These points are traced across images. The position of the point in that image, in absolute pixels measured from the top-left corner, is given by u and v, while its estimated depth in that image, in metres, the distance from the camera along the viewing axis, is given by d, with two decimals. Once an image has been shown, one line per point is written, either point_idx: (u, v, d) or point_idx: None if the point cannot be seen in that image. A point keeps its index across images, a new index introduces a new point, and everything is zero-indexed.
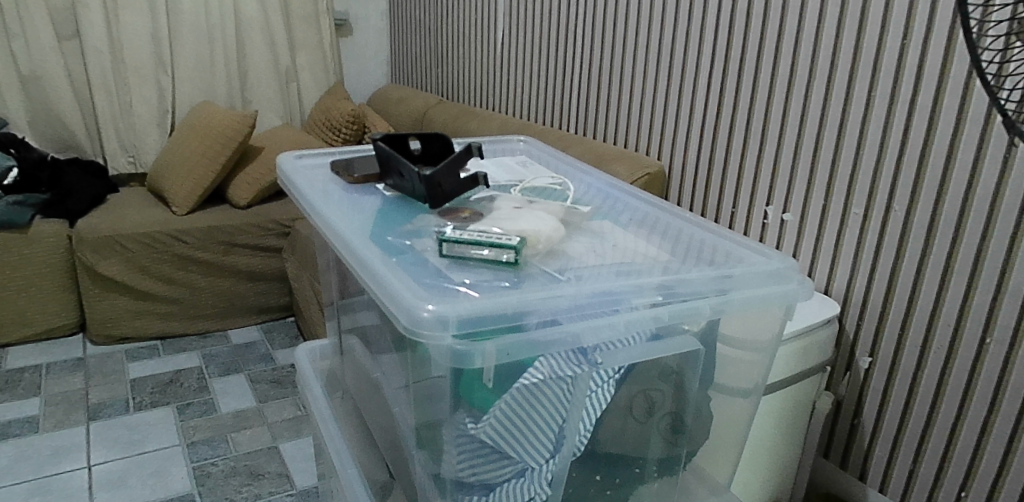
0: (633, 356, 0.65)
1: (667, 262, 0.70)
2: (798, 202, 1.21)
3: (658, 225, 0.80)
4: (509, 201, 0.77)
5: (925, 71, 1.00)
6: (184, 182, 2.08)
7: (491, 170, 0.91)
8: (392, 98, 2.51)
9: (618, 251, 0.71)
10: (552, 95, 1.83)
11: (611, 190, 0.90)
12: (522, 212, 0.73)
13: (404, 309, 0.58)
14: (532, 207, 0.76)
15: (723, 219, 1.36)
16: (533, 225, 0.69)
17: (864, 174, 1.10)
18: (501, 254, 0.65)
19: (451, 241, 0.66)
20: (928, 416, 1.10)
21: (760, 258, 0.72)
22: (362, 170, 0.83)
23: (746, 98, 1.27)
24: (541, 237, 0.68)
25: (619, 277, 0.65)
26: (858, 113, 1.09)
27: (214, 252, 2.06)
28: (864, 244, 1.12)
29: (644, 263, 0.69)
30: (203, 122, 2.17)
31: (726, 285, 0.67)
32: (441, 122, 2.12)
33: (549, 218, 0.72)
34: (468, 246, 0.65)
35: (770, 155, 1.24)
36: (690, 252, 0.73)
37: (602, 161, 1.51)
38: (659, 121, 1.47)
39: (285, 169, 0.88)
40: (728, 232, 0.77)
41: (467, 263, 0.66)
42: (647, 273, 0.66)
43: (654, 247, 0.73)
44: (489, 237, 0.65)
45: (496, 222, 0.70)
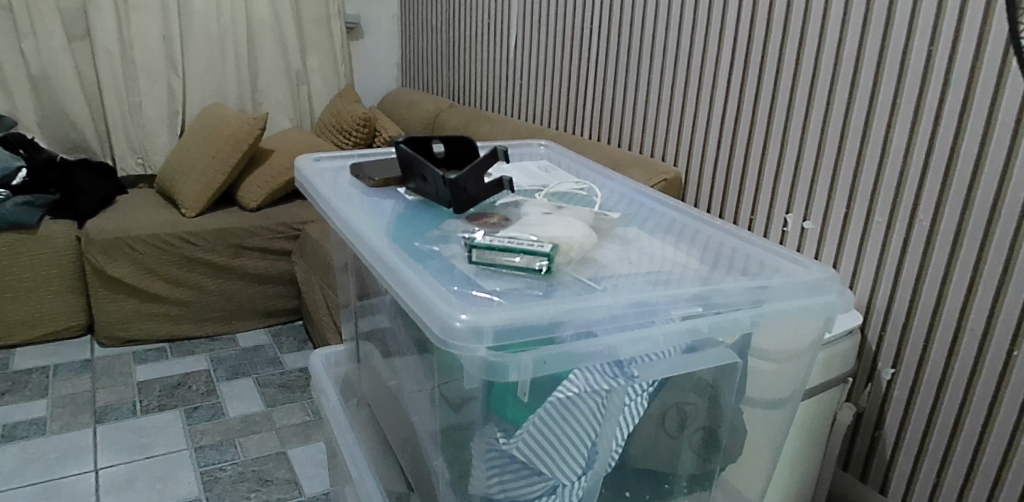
0: (668, 369, 0.63)
1: (700, 271, 0.68)
2: (819, 210, 1.18)
3: (688, 233, 0.78)
4: (536, 206, 0.76)
5: (954, 76, 0.98)
6: (194, 184, 2.08)
7: (513, 175, 0.90)
8: (403, 102, 2.50)
9: (649, 259, 0.70)
10: (566, 101, 1.81)
11: (637, 195, 0.88)
12: (552, 218, 0.71)
13: (437, 319, 0.57)
14: (561, 213, 0.74)
15: (742, 225, 1.34)
16: (564, 232, 0.67)
17: (888, 182, 1.07)
18: (534, 263, 0.63)
19: (485, 248, 0.64)
20: (953, 429, 1.07)
21: (796, 269, 0.69)
22: (383, 174, 0.81)
23: (767, 104, 1.25)
24: (573, 245, 0.66)
25: (655, 287, 0.63)
26: (884, 118, 1.07)
27: (223, 255, 2.05)
28: (887, 253, 1.10)
29: (679, 272, 0.67)
30: (215, 124, 2.15)
31: (763, 296, 0.65)
32: (453, 126, 2.11)
33: (579, 224, 0.70)
34: (501, 254, 0.63)
35: (791, 160, 1.22)
36: (722, 261, 0.71)
37: (619, 166, 1.49)
38: (675, 126, 1.46)
39: (305, 171, 0.86)
40: (761, 241, 0.75)
41: (499, 270, 0.64)
42: (682, 283, 0.65)
43: (686, 255, 0.71)
44: (520, 244, 0.64)
45: (525, 229, 0.68)
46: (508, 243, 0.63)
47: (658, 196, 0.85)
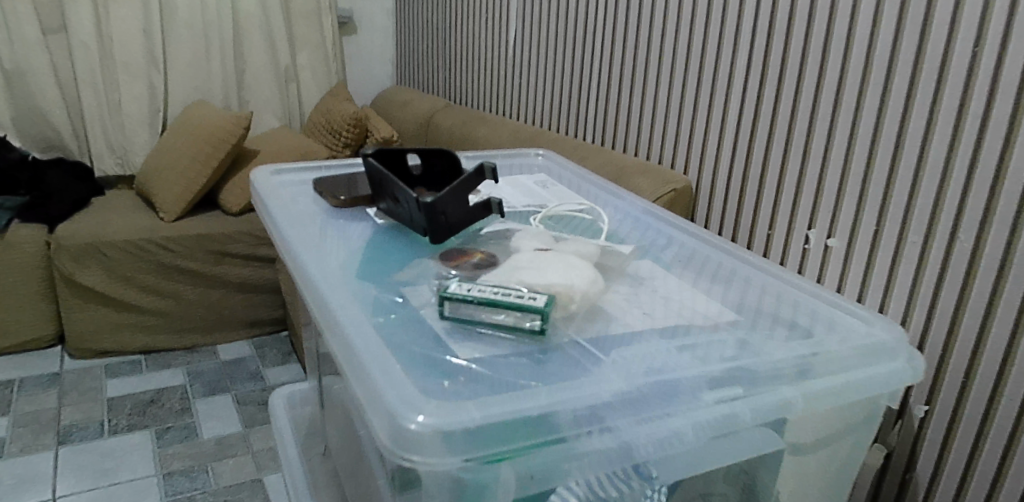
0: (690, 462, 0.53)
1: (730, 334, 0.57)
2: (845, 227, 1.06)
3: (711, 276, 0.68)
4: (530, 240, 0.65)
5: (1003, 81, 0.85)
6: (173, 187, 1.95)
7: (507, 194, 0.81)
8: (396, 101, 2.38)
9: (662, 315, 0.59)
10: (568, 102, 1.69)
11: (645, 217, 0.78)
12: (547, 256, 0.60)
13: (387, 417, 0.45)
14: (560, 250, 0.63)
15: (758, 241, 1.22)
16: (561, 276, 0.56)
17: (925, 199, 0.95)
18: (523, 322, 0.53)
19: (467, 301, 0.53)
20: (994, 480, 0.94)
21: (852, 322, 0.60)
22: (349, 191, 0.72)
23: (788, 109, 1.13)
24: (572, 294, 0.56)
25: (679, 360, 0.53)
26: (920, 127, 0.94)
27: (203, 263, 1.92)
28: (922, 279, 0.97)
29: (701, 336, 0.57)
30: (197, 123, 2.03)
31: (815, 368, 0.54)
32: (448, 127, 1.98)
33: (578, 262, 0.60)
34: (487, 309, 0.53)
35: (814, 171, 1.09)
36: (759, 314, 0.62)
37: (623, 174, 1.37)
38: (685, 131, 1.33)
39: (259, 184, 0.75)
40: (804, 287, 0.65)
41: (480, 328, 0.54)
42: (713, 354, 0.54)
43: (715, 305, 0.62)
44: (508, 296, 0.53)
45: (513, 273, 0.57)
46: (495, 294, 0.53)
47: (677, 223, 0.76)
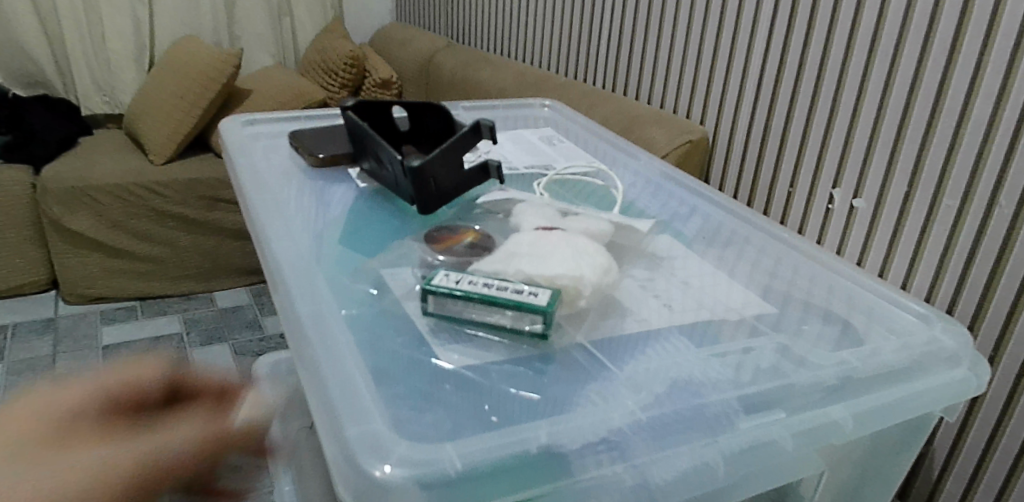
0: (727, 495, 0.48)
1: (768, 339, 0.53)
2: (873, 186, 0.98)
3: (733, 259, 0.65)
4: (535, 217, 0.61)
5: None
6: (163, 128, 1.86)
7: (508, 151, 0.79)
8: (395, 39, 2.26)
9: (686, 315, 0.55)
10: (576, 44, 1.58)
11: (665, 183, 0.76)
12: (553, 236, 0.56)
13: (352, 462, 0.39)
14: (565, 226, 0.59)
15: (777, 197, 1.14)
16: (570, 264, 0.52)
17: (964, 158, 0.87)
18: (523, 324, 0.49)
19: (458, 297, 0.50)
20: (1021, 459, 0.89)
21: (907, 322, 0.56)
22: (328, 150, 0.72)
23: (817, 56, 1.03)
24: (581, 289, 0.51)
25: (716, 376, 0.48)
26: (965, 79, 0.85)
27: (196, 208, 1.86)
28: (955, 245, 0.90)
29: (747, 342, 0.53)
30: (185, 60, 1.93)
31: (863, 381, 0.49)
32: (450, 70, 1.88)
33: (589, 245, 0.55)
34: (483, 308, 0.49)
35: (841, 126, 1.01)
36: (793, 306, 0.58)
37: (636, 124, 1.28)
38: (703, 78, 1.24)
39: (230, 136, 0.77)
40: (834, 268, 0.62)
41: (466, 328, 0.51)
42: (752, 368, 0.49)
43: (746, 292, 0.59)
44: (507, 293, 0.49)
45: (514, 260, 0.53)
46: (492, 289, 0.49)
47: (700, 191, 0.73)
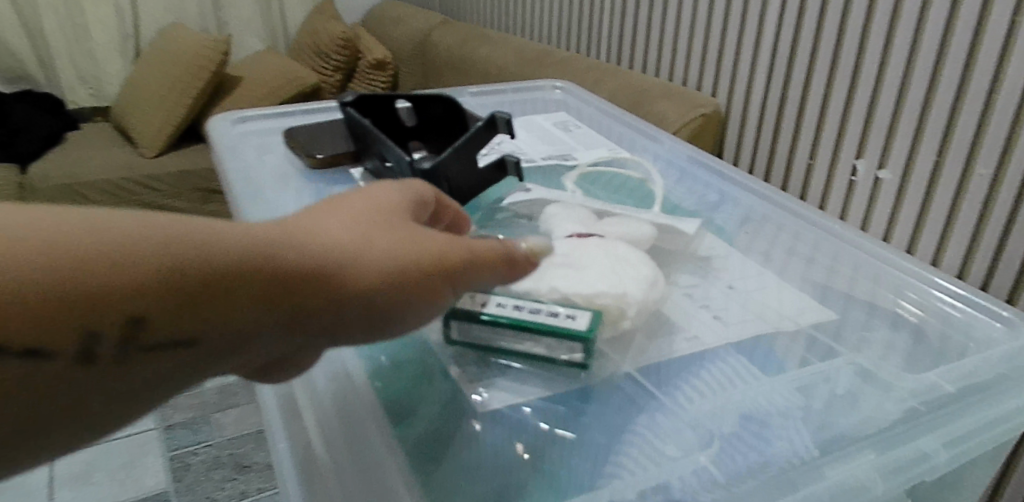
0: None
1: (842, 359, 0.49)
2: (899, 157, 0.93)
3: (768, 250, 0.62)
4: (568, 223, 0.59)
5: None
6: (153, 118, 1.80)
7: (526, 142, 0.79)
8: (388, 17, 2.19)
9: (742, 330, 0.51)
10: (578, 16, 1.52)
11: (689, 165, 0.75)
12: (591, 246, 0.53)
13: None
14: (602, 225, 0.58)
15: (796, 170, 1.09)
16: (613, 279, 0.49)
17: (999, 124, 0.81)
18: (559, 353, 0.47)
19: (486, 324, 0.47)
20: None
21: (968, 320, 0.52)
22: (326, 149, 0.67)
23: (835, 21, 0.97)
24: (624, 309, 0.48)
25: (787, 404, 0.44)
26: (998, 40, 0.79)
27: (190, 202, 1.77)
28: (989, 216, 0.85)
29: (823, 364, 0.48)
30: (172, 48, 1.87)
31: (952, 405, 0.43)
32: (447, 48, 1.81)
33: (629, 254, 0.53)
34: (514, 334, 0.47)
35: (864, 93, 0.95)
36: (855, 308, 0.55)
37: (645, 98, 1.23)
38: (713, 48, 1.18)
39: (219, 137, 0.72)
40: (866, 246, 0.60)
41: (497, 359, 0.48)
42: (826, 396, 0.45)
43: (800, 299, 0.55)
44: (544, 317, 0.46)
45: (550, 274, 0.50)
46: (524, 313, 0.47)
47: (727, 174, 0.72)
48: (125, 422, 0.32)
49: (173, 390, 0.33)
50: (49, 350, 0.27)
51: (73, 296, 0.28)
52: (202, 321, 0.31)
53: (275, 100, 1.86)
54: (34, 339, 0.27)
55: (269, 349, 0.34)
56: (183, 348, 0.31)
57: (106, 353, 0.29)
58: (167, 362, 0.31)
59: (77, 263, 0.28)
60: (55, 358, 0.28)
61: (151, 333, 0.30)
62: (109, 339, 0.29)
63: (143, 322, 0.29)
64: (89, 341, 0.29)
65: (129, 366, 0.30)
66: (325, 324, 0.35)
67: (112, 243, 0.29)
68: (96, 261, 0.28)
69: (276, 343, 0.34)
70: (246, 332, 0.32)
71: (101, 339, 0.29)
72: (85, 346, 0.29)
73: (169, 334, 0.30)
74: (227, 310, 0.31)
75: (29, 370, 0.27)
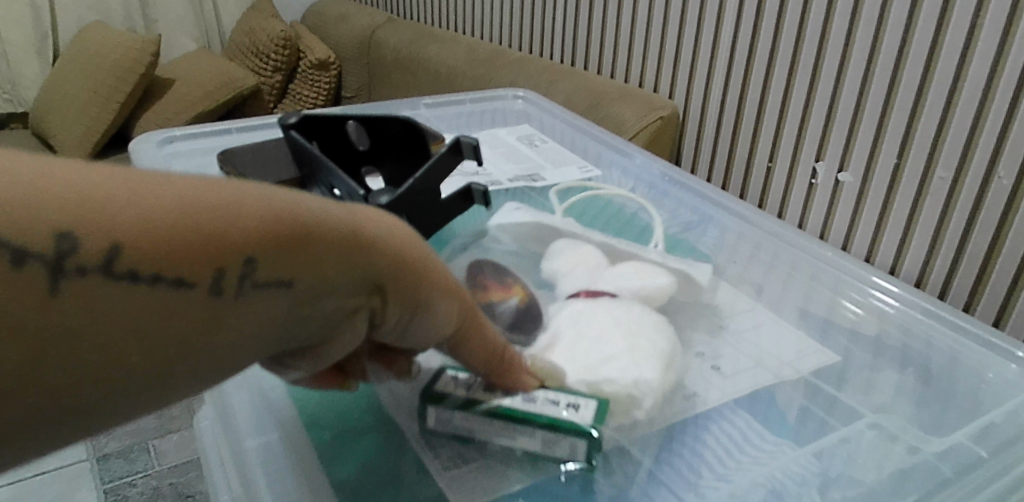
0: None
1: (859, 418, 0.46)
2: (859, 160, 0.90)
3: (747, 270, 0.62)
4: (576, 278, 0.55)
5: None
6: (75, 126, 1.68)
7: (493, 162, 0.77)
8: (330, 15, 2.10)
9: (739, 384, 0.49)
10: (530, 13, 1.46)
11: (664, 183, 0.74)
12: (597, 310, 0.49)
13: None
14: (606, 279, 0.55)
15: (755, 172, 1.06)
16: (626, 361, 0.45)
17: (959, 127, 0.79)
18: (559, 450, 0.43)
19: (469, 410, 0.43)
20: None
21: (970, 353, 0.51)
22: (267, 176, 0.63)
23: (794, 19, 0.94)
24: (638, 398, 0.44)
25: (804, 475, 0.42)
26: (957, 43, 0.77)
27: None
28: (950, 219, 0.83)
29: (842, 429, 0.45)
30: (93, 49, 1.74)
31: (980, 473, 0.41)
32: (394, 48, 1.74)
33: (653, 323, 0.49)
34: (505, 427, 0.43)
35: (823, 96, 0.92)
36: (851, 343, 0.54)
37: (600, 101, 1.19)
38: (670, 47, 1.14)
39: (143, 159, 0.67)
40: (847, 261, 0.60)
41: (478, 454, 0.44)
42: (843, 461, 0.43)
43: (799, 340, 0.53)
44: (545, 409, 0.42)
45: (558, 349, 0.47)
46: (518, 403, 0.43)
47: (707, 195, 0.71)
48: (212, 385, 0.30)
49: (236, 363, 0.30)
50: (185, 282, 0.26)
51: (202, 231, 0.27)
52: (305, 268, 0.30)
53: (210, 103, 1.76)
54: (173, 270, 0.26)
55: (338, 313, 0.33)
56: (286, 297, 0.30)
57: (226, 292, 0.28)
58: (272, 309, 0.30)
59: (211, 197, 0.27)
60: (191, 289, 0.27)
61: (265, 275, 0.29)
62: (233, 276, 0.28)
63: (257, 263, 0.28)
64: (215, 277, 0.27)
65: (244, 309, 0.29)
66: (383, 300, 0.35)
67: (230, 185, 0.28)
68: (222, 200, 0.27)
69: (349, 304, 0.33)
70: (331, 289, 0.32)
71: (226, 276, 0.28)
72: (213, 281, 0.27)
73: (278, 276, 0.29)
74: (322, 261, 0.31)
75: (167, 300, 0.26)
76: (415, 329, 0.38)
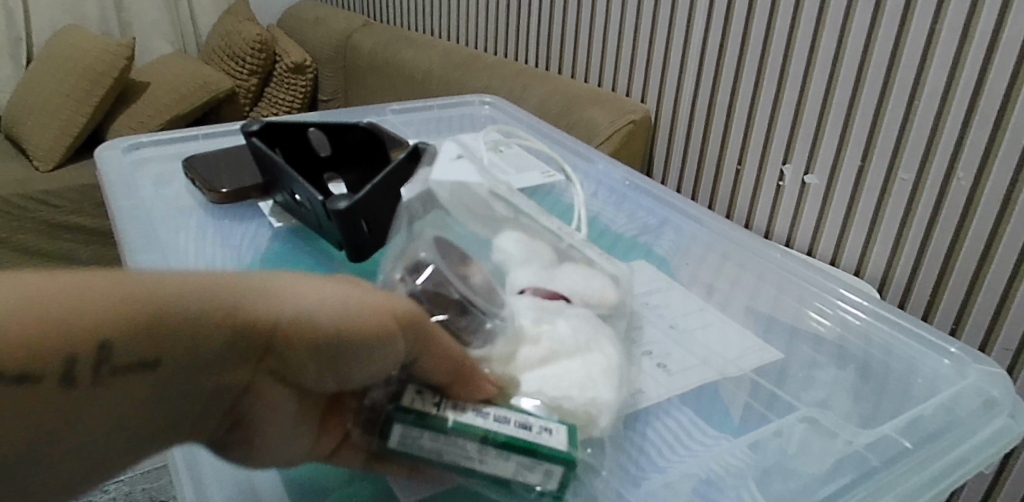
0: None
1: (794, 413, 0.48)
2: (825, 162, 0.92)
3: (704, 274, 0.64)
4: (527, 271, 0.53)
5: None
6: (48, 130, 1.65)
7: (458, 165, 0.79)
8: (306, 18, 2.10)
9: (684, 381, 0.50)
10: (505, 17, 1.47)
11: (630, 192, 0.76)
12: (567, 320, 0.47)
13: None
14: (551, 281, 0.52)
15: (725, 174, 1.07)
16: (582, 376, 0.43)
17: (919, 131, 0.81)
18: (532, 476, 0.40)
19: (434, 431, 0.39)
20: None
21: (909, 354, 0.53)
22: (232, 183, 0.64)
23: (761, 24, 0.96)
24: (595, 415, 0.42)
25: (740, 464, 0.43)
26: (917, 50, 0.79)
27: (98, 220, 1.55)
28: (911, 219, 0.85)
29: (777, 421, 0.47)
30: (65, 53, 1.73)
31: (908, 460, 0.42)
32: (370, 51, 1.75)
33: (603, 335, 0.47)
34: (477, 449, 0.39)
35: (789, 101, 0.94)
36: (801, 343, 0.56)
37: (573, 104, 1.20)
38: (642, 52, 1.16)
39: (109, 167, 0.67)
40: (803, 270, 0.61)
41: (442, 470, 0.41)
42: (778, 454, 0.44)
43: (743, 338, 0.55)
44: (519, 432, 0.39)
45: (522, 353, 0.44)
46: (482, 422, 0.39)
47: (678, 205, 0.71)
48: (100, 475, 0.30)
49: (117, 450, 0.30)
50: (31, 376, 0.27)
51: (37, 326, 0.27)
52: (175, 341, 0.31)
53: (186, 107, 1.75)
54: (18, 367, 0.27)
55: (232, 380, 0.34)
56: (157, 376, 0.31)
57: (84, 381, 0.29)
58: (147, 387, 0.30)
59: (49, 297, 0.28)
60: (39, 382, 0.27)
61: (124, 358, 0.29)
62: (88, 363, 0.29)
63: (112, 347, 0.29)
64: (68, 366, 0.28)
65: (109, 393, 0.29)
66: (282, 358, 0.35)
67: (73, 279, 0.29)
68: (59, 292, 0.28)
69: (239, 370, 0.34)
70: (213, 358, 0.32)
71: (80, 363, 0.28)
72: (66, 369, 0.28)
73: (143, 355, 0.30)
74: (194, 331, 0.31)
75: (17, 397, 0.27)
76: (335, 377, 0.38)
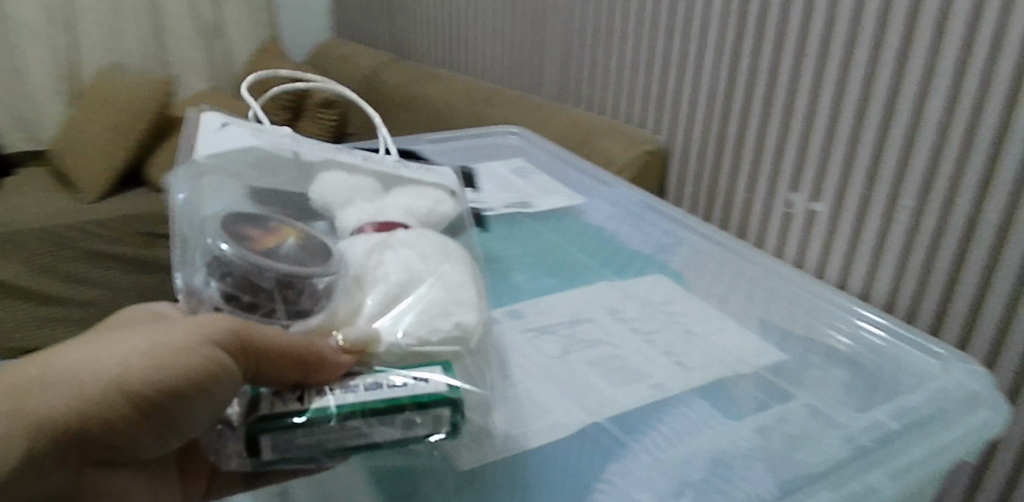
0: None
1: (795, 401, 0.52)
2: (831, 192, 0.96)
3: (717, 291, 0.68)
4: (357, 212, 0.62)
5: (1010, 35, 0.75)
6: (91, 162, 1.74)
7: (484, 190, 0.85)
8: (335, 55, 2.19)
9: (702, 376, 0.55)
10: (526, 53, 1.54)
11: (644, 212, 0.80)
12: (400, 253, 0.52)
13: None
14: (375, 218, 0.62)
15: (737, 203, 1.12)
16: (439, 308, 0.48)
17: (920, 162, 0.85)
18: (424, 430, 0.43)
19: (310, 425, 0.41)
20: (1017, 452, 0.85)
21: (909, 358, 0.57)
22: None
23: (768, 63, 1.01)
24: (465, 338, 0.47)
25: (748, 444, 0.48)
26: (916, 86, 0.84)
27: (138, 250, 1.61)
28: (913, 246, 0.88)
29: (780, 408, 0.51)
30: (110, 89, 1.83)
31: (898, 442, 0.47)
32: (396, 87, 1.82)
33: (451, 255, 0.54)
34: (360, 423, 0.42)
35: (797, 133, 0.99)
36: (805, 348, 0.59)
37: (590, 137, 1.26)
38: (657, 88, 1.21)
39: None
40: (809, 285, 0.65)
41: (328, 458, 0.43)
42: (785, 436, 0.48)
43: (753, 340, 0.59)
44: (392, 393, 0.42)
45: (362, 319, 0.47)
46: (345, 397, 0.42)
47: (691, 225, 0.76)
48: None
49: None
50: None
51: None
52: None
53: None
54: None
55: (71, 479, 0.38)
56: None
57: None
58: None
59: None
60: None
61: None
62: None
63: None
64: None
65: None
66: (114, 438, 0.38)
67: None
68: None
69: (68, 462, 0.37)
70: (36, 473, 0.36)
71: None
72: None
73: None
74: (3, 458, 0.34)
75: None
76: (183, 432, 0.41)
